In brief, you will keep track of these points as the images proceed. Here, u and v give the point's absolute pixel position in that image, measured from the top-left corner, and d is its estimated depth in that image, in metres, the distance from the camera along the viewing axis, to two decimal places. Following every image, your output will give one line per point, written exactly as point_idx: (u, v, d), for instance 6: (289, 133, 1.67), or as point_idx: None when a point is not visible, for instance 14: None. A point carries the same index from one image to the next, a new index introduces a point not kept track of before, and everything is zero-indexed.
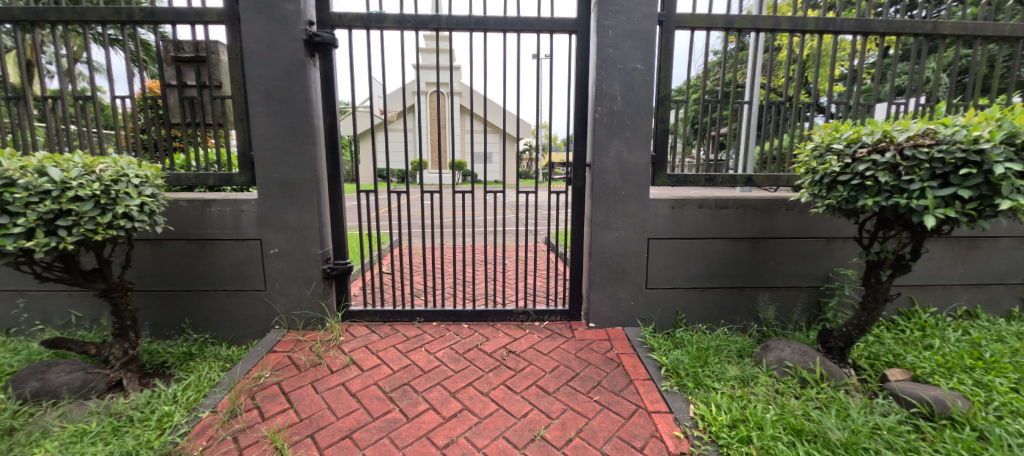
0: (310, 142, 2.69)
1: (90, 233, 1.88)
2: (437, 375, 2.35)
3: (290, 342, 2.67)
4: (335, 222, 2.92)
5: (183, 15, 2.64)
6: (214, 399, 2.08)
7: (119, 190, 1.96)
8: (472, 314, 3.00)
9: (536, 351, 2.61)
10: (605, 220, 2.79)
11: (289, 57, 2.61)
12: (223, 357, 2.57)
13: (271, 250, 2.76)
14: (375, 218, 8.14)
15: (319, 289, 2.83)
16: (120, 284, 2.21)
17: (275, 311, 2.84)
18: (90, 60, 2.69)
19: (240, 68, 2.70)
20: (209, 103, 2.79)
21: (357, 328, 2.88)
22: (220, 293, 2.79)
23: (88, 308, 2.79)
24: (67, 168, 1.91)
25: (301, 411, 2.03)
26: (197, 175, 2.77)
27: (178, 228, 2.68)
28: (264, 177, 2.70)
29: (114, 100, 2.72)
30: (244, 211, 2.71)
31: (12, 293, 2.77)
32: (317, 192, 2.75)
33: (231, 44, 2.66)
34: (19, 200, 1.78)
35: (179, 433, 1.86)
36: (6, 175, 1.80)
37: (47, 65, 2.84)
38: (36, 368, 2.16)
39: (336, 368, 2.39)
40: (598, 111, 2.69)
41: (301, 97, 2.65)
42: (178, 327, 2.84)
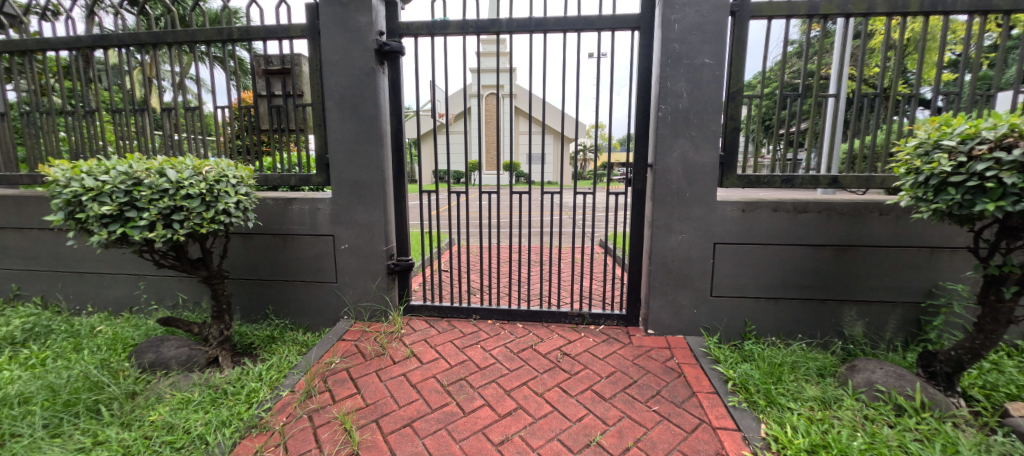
0: (377, 144, 2.85)
1: (197, 227, 2.15)
2: (492, 372, 2.39)
3: (357, 332, 2.86)
4: (398, 221, 3.08)
5: (272, 32, 2.94)
6: (293, 380, 2.29)
7: (220, 189, 2.23)
8: (526, 314, 3.02)
9: (591, 355, 2.57)
10: (666, 223, 2.68)
11: (362, 66, 2.79)
12: (299, 343, 2.81)
13: (342, 246, 2.97)
14: (435, 218, 8.46)
15: (383, 284, 3.00)
16: (218, 272, 2.49)
17: (344, 302, 3.06)
18: (197, 76, 3.05)
19: (318, 77, 2.93)
20: (293, 111, 3.06)
21: (416, 322, 3.02)
22: (299, 284, 3.06)
23: (192, 291, 3.18)
24: (181, 169, 2.19)
25: (367, 397, 2.16)
26: (281, 176, 3.06)
27: (264, 224, 2.98)
28: (337, 178, 2.91)
29: (216, 111, 3.08)
30: (320, 209, 2.94)
31: (135, 276, 3.24)
32: (383, 192, 2.92)
33: (312, 56, 2.90)
34: (145, 197, 2.06)
35: (264, 408, 2.05)
36: (134, 176, 2.09)
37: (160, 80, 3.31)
38: (152, 342, 2.51)
39: (398, 359, 2.52)
40: (662, 110, 2.58)
41: (371, 103, 2.82)
42: (263, 312, 3.15)
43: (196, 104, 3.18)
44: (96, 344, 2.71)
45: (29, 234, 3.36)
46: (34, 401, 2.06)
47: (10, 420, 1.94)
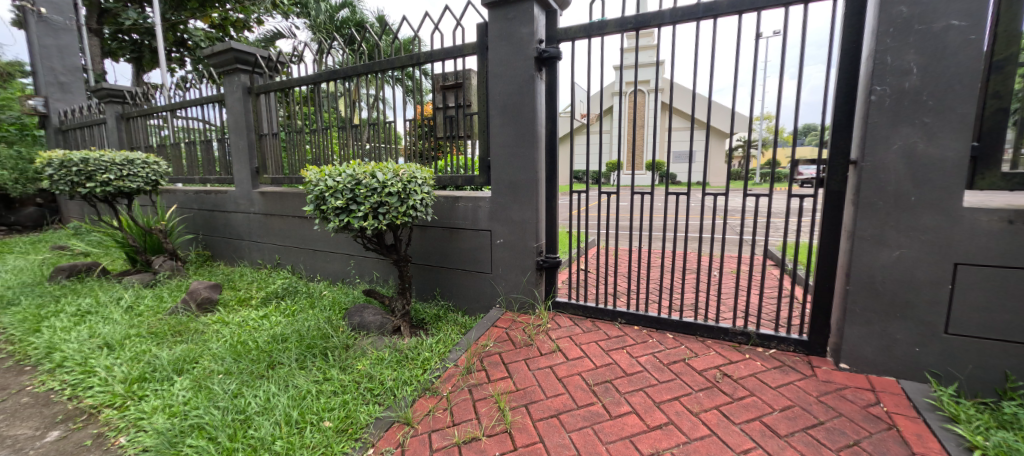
0: (532, 146, 3.02)
1: (395, 219, 2.63)
2: (640, 380, 2.29)
3: (508, 321, 3.09)
4: (549, 219, 3.20)
5: (449, 52, 3.38)
6: (456, 355, 2.61)
7: (411, 188, 2.70)
8: (677, 324, 2.80)
9: (759, 381, 2.23)
10: (874, 233, 2.14)
11: (522, 74, 3.00)
12: (460, 324, 3.19)
13: (498, 240, 3.24)
14: (578, 218, 8.54)
15: (532, 278, 3.16)
16: (404, 256, 3.00)
17: (497, 292, 3.33)
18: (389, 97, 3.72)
19: (485, 88, 3.26)
20: (462, 119, 3.47)
21: (562, 318, 3.11)
22: (461, 271, 3.46)
23: (383, 271, 3.92)
24: (385, 172, 2.72)
25: (517, 382, 2.32)
26: (451, 177, 3.55)
27: (437, 218, 3.46)
28: (497, 177, 3.19)
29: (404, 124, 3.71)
30: (481, 206, 3.26)
31: (347, 255, 4.15)
32: (537, 192, 3.07)
33: (480, 69, 3.25)
34: (362, 194, 2.60)
35: (436, 375, 2.39)
36: (355, 178, 2.65)
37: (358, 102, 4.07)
38: (358, 307, 3.18)
39: (544, 351, 2.63)
40: (875, 92, 2.07)
41: (529, 107, 3.00)
42: (432, 293, 3.67)
43: (385, 119, 3.85)
44: (323, 305, 3.59)
45: (287, 220, 4.63)
46: (290, 340, 2.84)
47: (277, 351, 2.71)
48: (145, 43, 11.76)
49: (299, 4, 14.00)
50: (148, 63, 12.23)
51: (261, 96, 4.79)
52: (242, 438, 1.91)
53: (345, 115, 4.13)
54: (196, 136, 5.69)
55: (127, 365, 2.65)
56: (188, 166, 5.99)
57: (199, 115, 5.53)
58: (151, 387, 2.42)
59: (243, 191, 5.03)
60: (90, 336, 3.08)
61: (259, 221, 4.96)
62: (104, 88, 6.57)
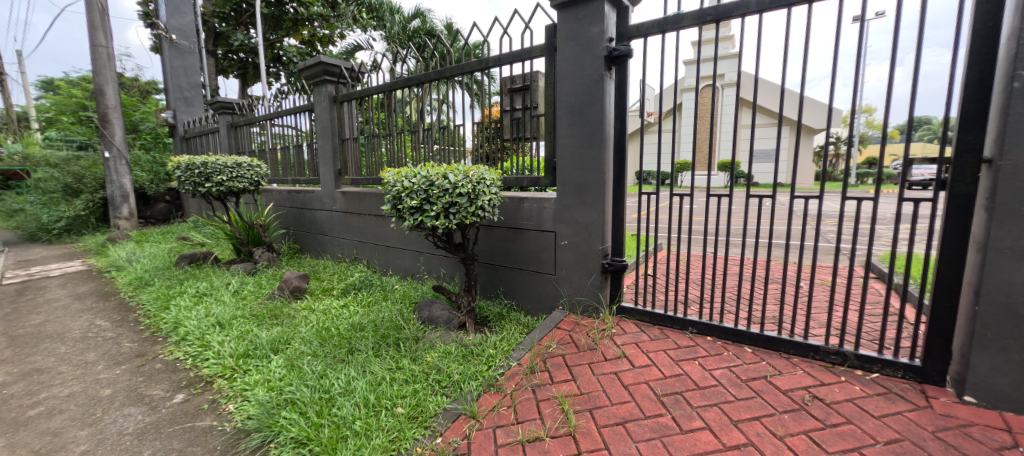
0: (600, 147, 2.95)
1: (464, 218, 2.73)
2: (714, 395, 2.15)
3: (571, 323, 3.06)
4: (616, 221, 3.10)
5: (518, 55, 3.42)
6: (519, 354, 2.63)
7: (480, 189, 2.79)
8: (758, 338, 2.58)
9: (857, 408, 1.99)
10: (1014, 245, 1.81)
11: (591, 73, 2.95)
12: (522, 323, 3.22)
13: (562, 242, 3.21)
14: (643, 222, 8.24)
15: (596, 281, 3.09)
16: (471, 254, 3.09)
17: (560, 294, 3.30)
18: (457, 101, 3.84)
19: (552, 89, 3.26)
20: (529, 121, 3.49)
21: (628, 324, 3.01)
22: (524, 271, 3.49)
23: (450, 268, 4.07)
24: (456, 173, 2.83)
25: (580, 386, 2.29)
26: (516, 178, 3.57)
27: (502, 218, 3.51)
28: (563, 178, 3.16)
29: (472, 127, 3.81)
30: (546, 207, 3.26)
31: (418, 252, 4.38)
32: (604, 193, 2.99)
33: (548, 71, 3.25)
34: (435, 195, 2.72)
35: (500, 372, 2.44)
36: (429, 178, 2.79)
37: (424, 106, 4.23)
38: (427, 302, 3.33)
39: (609, 356, 2.56)
40: (1019, 79, 1.75)
41: (598, 107, 2.94)
42: (496, 292, 3.75)
43: (453, 122, 3.98)
44: (396, 298, 3.82)
45: (365, 218, 4.99)
46: (367, 329, 3.06)
47: (356, 339, 2.94)
48: (250, 61, 13.40)
49: (376, 18, 15.05)
50: (252, 78, 13.91)
51: (344, 104, 5.22)
52: (327, 415, 2.10)
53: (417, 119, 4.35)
54: (289, 141, 6.34)
55: (234, 342, 3.04)
56: (283, 169, 6.69)
57: (292, 123, 6.15)
58: (253, 363, 2.74)
59: (328, 191, 5.51)
60: (206, 315, 3.57)
61: (341, 218, 5.40)
62: (219, 102, 7.62)
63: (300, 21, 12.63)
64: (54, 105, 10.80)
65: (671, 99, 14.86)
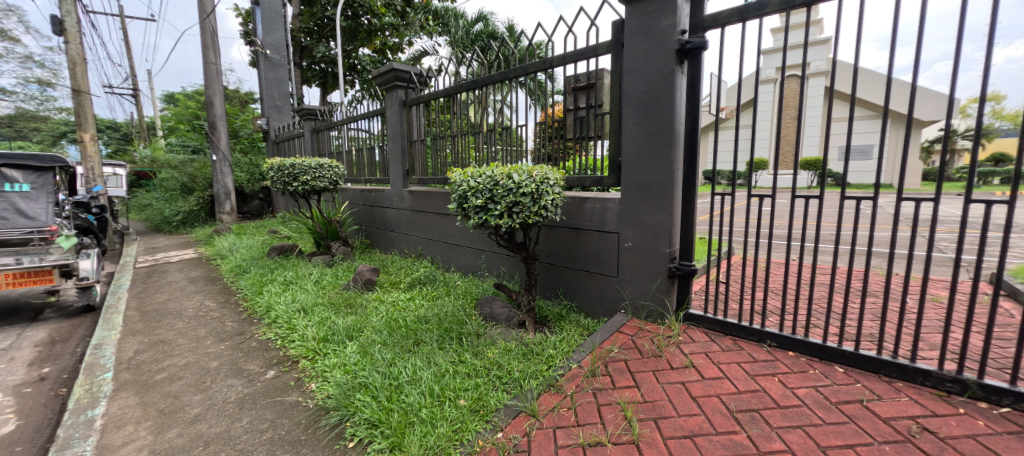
0: (670, 145, 2.81)
1: (527, 218, 2.75)
2: (797, 416, 1.95)
3: (634, 328, 2.95)
4: (685, 224, 2.94)
5: (582, 53, 3.34)
6: (580, 356, 2.60)
7: (543, 189, 2.79)
8: (851, 357, 2.31)
9: (981, 446, 1.70)
10: None
11: (661, 69, 2.81)
12: (582, 325, 3.17)
13: (626, 243, 3.10)
14: (711, 225, 7.74)
15: (662, 286, 2.94)
16: (532, 254, 3.10)
17: (622, 297, 3.19)
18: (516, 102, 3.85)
19: (619, 86, 3.17)
20: (593, 120, 3.41)
21: (696, 332, 2.84)
22: (585, 273, 3.43)
23: (511, 266, 4.13)
24: (520, 173, 2.85)
25: (644, 393, 2.20)
26: (579, 178, 3.52)
27: (564, 218, 3.48)
28: (628, 178, 3.06)
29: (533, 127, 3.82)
30: (609, 208, 3.17)
31: (480, 250, 4.49)
32: (672, 194, 2.85)
33: (615, 68, 3.16)
34: (499, 194, 2.77)
35: (560, 373, 2.43)
36: (494, 178, 2.84)
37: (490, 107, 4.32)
38: (488, 299, 3.40)
39: (675, 365, 2.44)
40: None
41: (668, 104, 2.80)
42: (555, 292, 3.72)
43: (513, 124, 4.01)
44: (458, 293, 3.95)
45: (431, 216, 5.21)
46: (432, 322, 3.20)
47: (421, 331, 3.08)
48: (330, 71, 14.59)
49: (442, 24, 15.61)
50: (332, 86, 15.14)
51: (413, 108, 5.49)
52: (397, 400, 2.22)
53: (479, 121, 4.44)
54: (363, 144, 6.80)
55: (316, 326, 3.33)
56: (357, 169, 7.20)
57: (366, 127, 6.59)
58: (331, 347, 2.99)
59: (397, 190, 5.83)
60: (292, 301, 3.95)
61: (408, 216, 5.69)
62: (305, 109, 8.40)
63: (373, 31, 13.48)
64: (175, 116, 12.58)
65: (746, 92, 13.79)
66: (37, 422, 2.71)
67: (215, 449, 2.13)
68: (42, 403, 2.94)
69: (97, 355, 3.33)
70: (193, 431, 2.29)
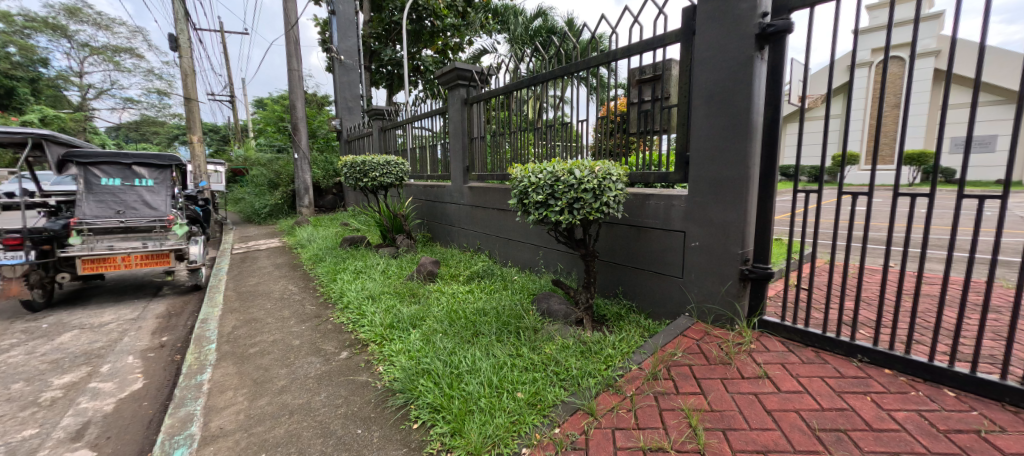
0: (746, 138, 2.61)
1: (588, 214, 2.71)
2: (894, 441, 1.73)
3: (700, 332, 2.79)
4: (761, 223, 2.71)
5: (649, 43, 3.18)
6: (640, 358, 2.52)
7: (605, 185, 2.73)
8: (965, 380, 2.00)
9: None
10: None
11: (738, 56, 2.61)
12: (643, 326, 3.06)
13: (692, 243, 2.93)
14: (786, 225, 7.11)
15: (733, 289, 2.75)
16: (592, 251, 3.04)
17: (687, 300, 3.03)
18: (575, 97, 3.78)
19: (689, 77, 2.99)
20: (659, 113, 3.26)
21: (771, 341, 2.62)
22: (647, 272, 3.29)
23: (569, 263, 4.09)
24: (582, 168, 2.81)
25: (711, 402, 2.08)
26: (642, 174, 3.38)
27: (625, 216, 3.37)
28: (696, 174, 2.89)
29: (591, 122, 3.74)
30: (675, 205, 3.02)
31: (537, 246, 4.50)
32: (747, 190, 2.64)
33: (685, 57, 2.98)
34: (560, 190, 2.75)
35: (619, 374, 2.37)
36: (555, 174, 2.82)
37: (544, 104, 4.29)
38: (545, 294, 3.40)
39: (747, 375, 2.27)
40: None
41: (744, 94, 2.59)
42: (614, 291, 3.62)
43: (572, 119, 3.95)
44: (515, 288, 3.99)
45: (489, 211, 5.31)
46: (490, 315, 3.26)
47: (480, 323, 3.15)
48: (396, 72, 15.37)
49: (501, 22, 15.80)
50: (397, 87, 15.94)
51: (474, 106, 5.60)
52: (457, 388, 2.30)
53: (537, 117, 4.43)
54: (426, 142, 7.08)
55: (383, 313, 3.55)
56: (420, 166, 7.52)
57: (429, 125, 6.85)
58: (396, 333, 3.16)
59: (457, 186, 6.01)
60: (362, 289, 4.24)
61: (468, 211, 5.84)
62: (374, 109, 8.92)
63: (436, 32, 13.98)
64: (264, 118, 13.96)
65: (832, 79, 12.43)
66: (159, 382, 3.16)
67: (298, 418, 2.35)
68: (162, 367, 3.43)
69: (203, 328, 3.81)
70: (280, 401, 2.55)
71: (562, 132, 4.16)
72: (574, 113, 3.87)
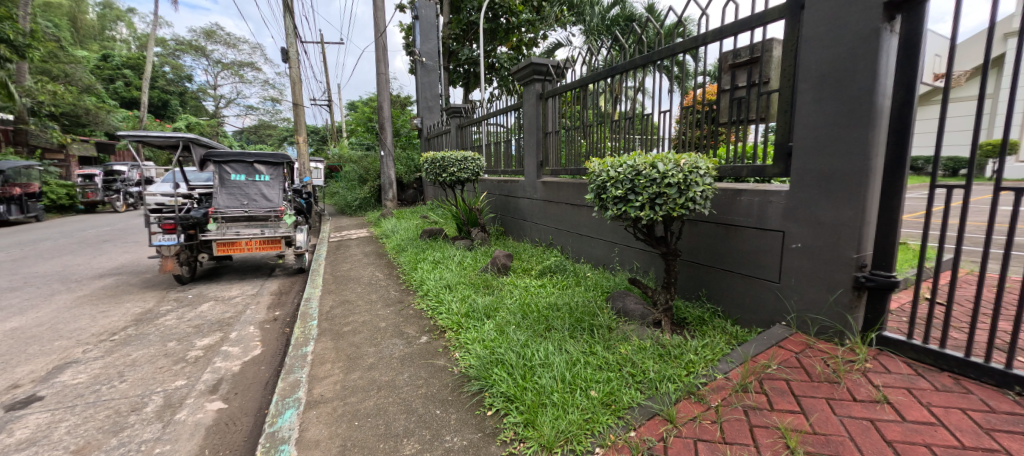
0: (867, 125, 2.25)
1: (671, 211, 2.56)
2: None
3: (800, 344, 2.50)
4: (884, 224, 2.33)
5: (746, 23, 2.89)
6: (727, 367, 2.33)
7: (691, 179, 2.56)
8: None
9: None
10: None
11: (860, 29, 2.25)
12: (729, 333, 2.82)
13: (793, 244, 2.62)
14: (909, 228, 6.09)
15: (844, 299, 2.41)
16: (673, 250, 2.87)
17: (784, 307, 2.73)
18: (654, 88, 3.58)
19: (794, 58, 2.66)
20: (756, 100, 2.95)
21: (893, 362, 2.26)
22: (736, 275, 3.02)
23: (646, 262, 3.91)
24: (666, 162, 2.65)
25: (814, 423, 1.85)
26: (733, 167, 3.09)
27: (712, 213, 3.12)
28: (801, 167, 2.57)
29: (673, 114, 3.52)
30: (773, 202, 2.72)
31: (612, 243, 4.36)
32: (867, 186, 2.29)
33: (790, 35, 2.65)
34: (641, 185, 2.63)
35: (701, 382, 2.22)
36: (636, 168, 2.69)
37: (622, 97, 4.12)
38: (621, 293, 3.28)
39: (860, 397, 1.98)
40: None
41: (867, 73, 2.23)
42: (696, 293, 3.39)
43: (651, 112, 3.74)
44: (589, 285, 3.92)
45: (562, 206, 5.26)
46: (563, 311, 3.24)
47: (552, 318, 3.15)
48: (472, 71, 15.89)
49: (577, 13, 15.54)
50: (473, 85, 16.47)
51: (548, 101, 5.56)
52: (531, 381, 2.32)
53: (613, 110, 4.26)
54: (501, 137, 7.21)
55: (459, 303, 3.71)
56: (494, 161, 7.68)
57: (503, 122, 6.97)
58: (471, 322, 3.28)
59: (530, 181, 6.05)
60: (440, 278, 4.47)
61: (541, 206, 5.84)
62: (452, 107, 9.30)
63: (511, 29, 14.19)
64: (356, 119, 15.29)
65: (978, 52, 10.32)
66: (273, 351, 3.65)
67: (385, 394, 2.55)
68: (275, 337, 3.95)
69: (307, 307, 4.31)
70: (370, 376, 2.79)
71: (641, 125, 3.95)
72: (653, 105, 3.67)
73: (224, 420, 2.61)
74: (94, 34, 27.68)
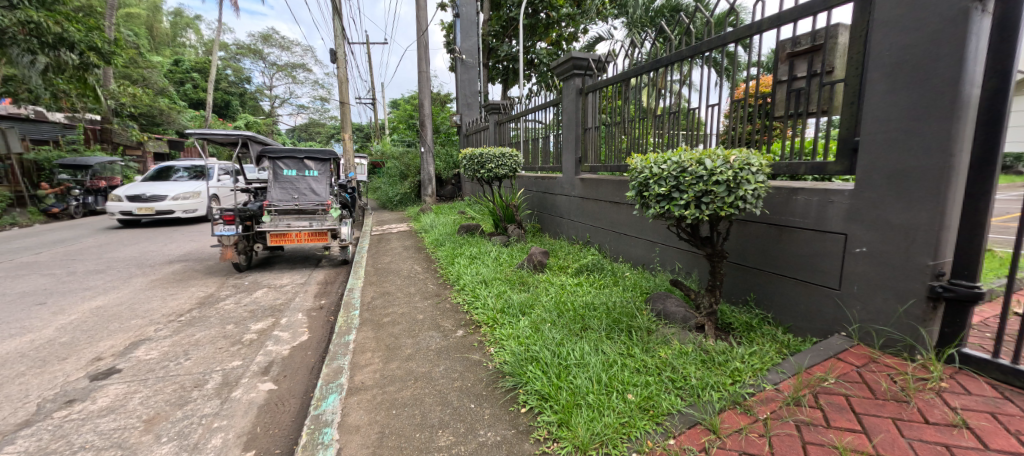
0: (948, 118, 2.02)
1: (719, 209, 2.43)
2: None
3: (862, 357, 2.30)
4: (966, 228, 2.09)
5: (808, 9, 2.68)
6: (777, 379, 2.19)
7: (742, 176, 2.41)
8: None
9: None
10: None
11: (943, 11, 2.02)
12: (780, 341, 2.64)
13: (857, 249, 2.41)
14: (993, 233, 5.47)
15: (916, 310, 2.19)
16: (720, 251, 2.72)
17: (845, 316, 2.52)
18: (701, 81, 3.40)
19: (863, 45, 2.43)
20: (817, 92, 2.73)
21: (973, 383, 2.03)
22: (789, 280, 2.82)
23: (689, 262, 3.75)
24: (714, 158, 2.51)
25: (878, 444, 1.69)
26: (789, 164, 2.89)
27: (764, 213, 2.93)
28: (868, 164, 2.36)
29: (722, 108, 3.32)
30: (834, 203, 2.51)
31: (653, 242, 4.22)
32: (947, 185, 2.06)
33: (859, 20, 2.43)
34: (686, 182, 2.52)
35: (747, 392, 2.09)
36: (681, 164, 2.58)
37: (666, 90, 3.96)
38: (661, 295, 3.16)
39: (932, 420, 1.80)
40: None
41: (950, 59, 2.00)
42: (744, 298, 3.20)
43: (697, 106, 3.56)
44: (627, 285, 3.82)
45: (601, 204, 5.15)
46: (599, 311, 3.17)
47: (588, 318, 3.09)
48: (511, 67, 15.92)
49: (619, 6, 15.20)
50: (512, 81, 16.50)
51: (588, 96, 5.44)
52: (566, 380, 2.28)
53: (656, 105, 4.09)
54: (539, 134, 7.16)
55: (495, 298, 3.73)
56: (532, 158, 7.65)
57: (542, 118, 6.91)
58: (507, 318, 3.29)
59: (568, 178, 5.96)
60: (477, 274, 4.51)
61: (578, 204, 5.75)
62: (490, 104, 9.35)
63: (551, 24, 14.09)
64: (398, 117, 15.73)
65: None
66: (319, 337, 3.83)
67: (422, 385, 2.60)
68: (320, 325, 4.14)
69: (350, 297, 4.49)
70: (407, 367, 2.86)
71: (686, 121, 3.78)
72: (700, 100, 3.49)
73: (274, 401, 2.77)
74: (168, 41, 30.20)
